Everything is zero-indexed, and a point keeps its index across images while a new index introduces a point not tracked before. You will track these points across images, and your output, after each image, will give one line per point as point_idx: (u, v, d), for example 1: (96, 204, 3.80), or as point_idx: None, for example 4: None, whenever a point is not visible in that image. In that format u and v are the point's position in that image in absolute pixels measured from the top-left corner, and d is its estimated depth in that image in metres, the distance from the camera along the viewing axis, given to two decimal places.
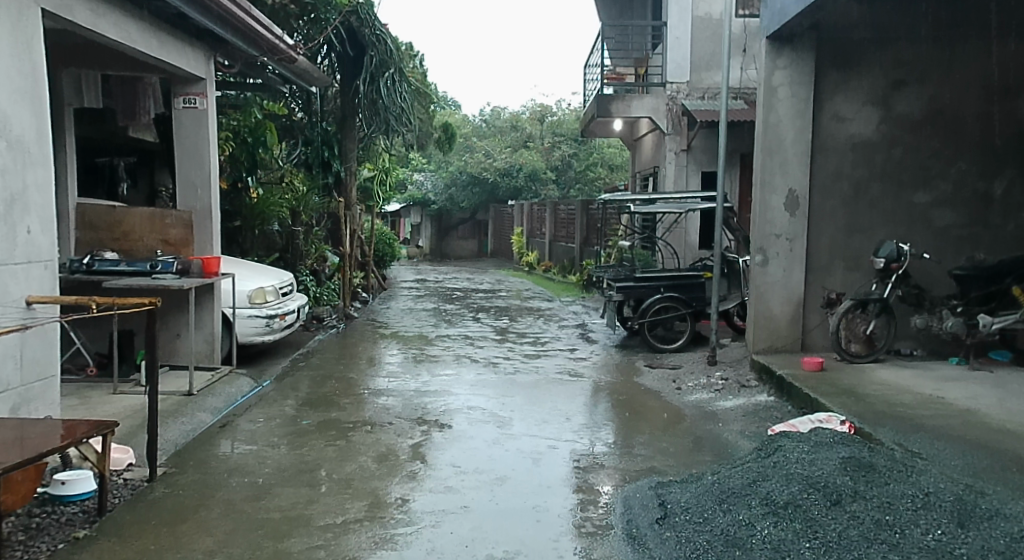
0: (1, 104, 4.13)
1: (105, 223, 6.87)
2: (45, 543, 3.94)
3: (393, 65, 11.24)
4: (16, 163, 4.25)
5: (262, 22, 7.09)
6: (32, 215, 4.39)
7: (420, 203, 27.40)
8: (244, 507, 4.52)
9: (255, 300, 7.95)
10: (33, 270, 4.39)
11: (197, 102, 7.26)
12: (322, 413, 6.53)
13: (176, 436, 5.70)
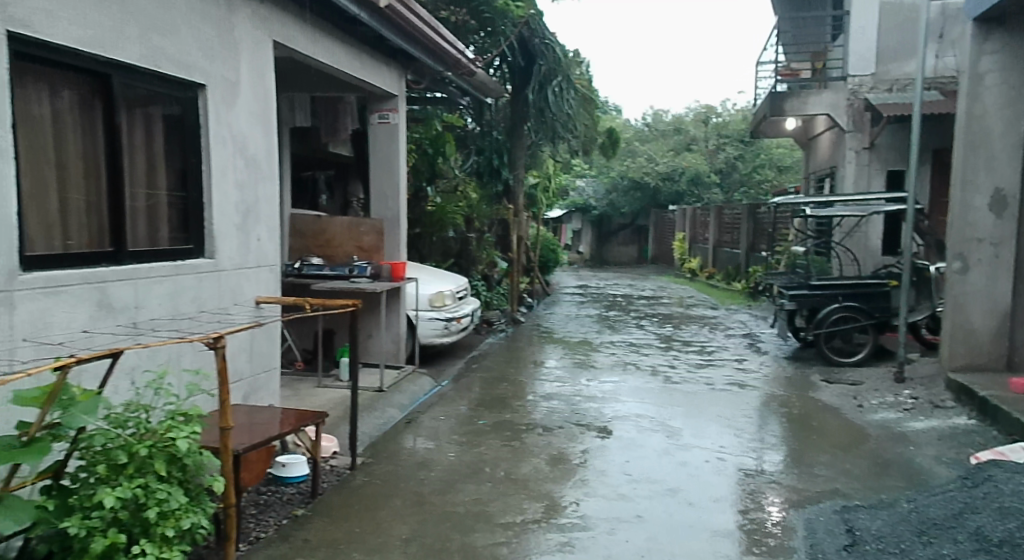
0: (241, 125, 4.45)
1: (312, 231, 7.52)
2: (272, 517, 4.40)
3: (562, 73, 11.26)
4: (251, 179, 4.57)
5: (448, 38, 7.48)
6: (262, 224, 4.71)
7: (581, 209, 27.52)
8: (432, 499, 4.79)
9: (434, 304, 8.40)
10: (261, 273, 4.73)
11: (390, 117, 7.75)
12: (496, 414, 6.78)
13: (370, 429, 6.15)
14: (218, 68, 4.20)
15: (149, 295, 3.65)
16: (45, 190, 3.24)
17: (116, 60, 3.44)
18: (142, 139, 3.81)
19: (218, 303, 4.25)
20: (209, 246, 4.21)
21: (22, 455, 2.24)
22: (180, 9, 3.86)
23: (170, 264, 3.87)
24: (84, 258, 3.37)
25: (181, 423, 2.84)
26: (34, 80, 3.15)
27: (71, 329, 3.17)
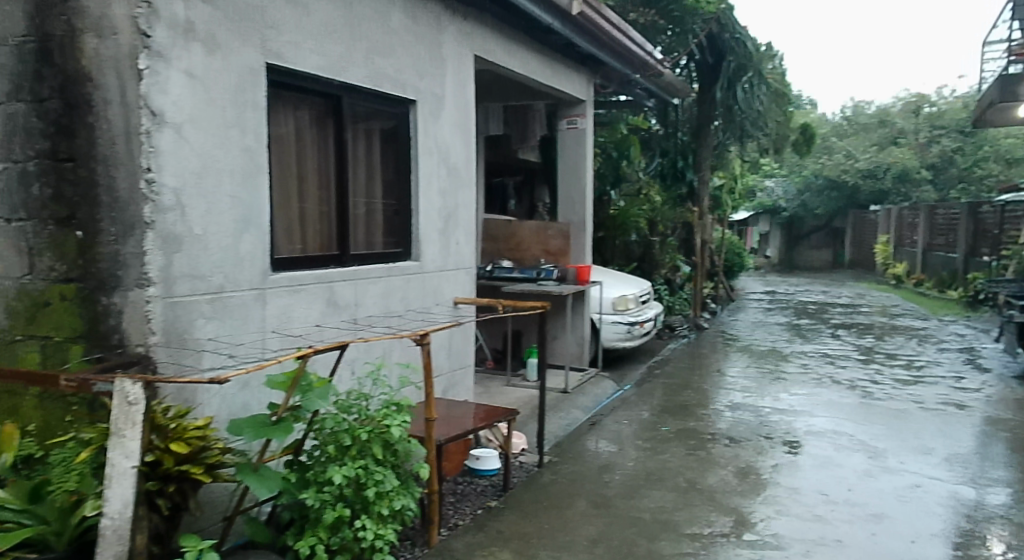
0: (446, 135, 4.75)
1: (503, 235, 7.79)
2: (469, 507, 4.59)
3: (752, 67, 10.76)
4: (453, 186, 4.86)
5: (637, 40, 7.47)
6: (460, 229, 4.99)
7: (770, 210, 26.36)
8: (619, 503, 4.80)
9: (618, 308, 8.41)
10: (459, 275, 5.00)
11: (578, 122, 7.89)
12: (680, 421, 6.69)
13: (556, 429, 6.30)
14: (427, 84, 4.52)
15: (366, 294, 4.01)
16: (289, 198, 3.66)
17: (345, 83, 3.81)
18: (363, 152, 4.18)
19: (423, 302, 4.56)
20: (415, 249, 4.54)
21: (273, 431, 2.55)
22: (397, 32, 4.20)
23: (384, 266, 4.21)
24: (316, 260, 3.77)
25: (394, 412, 3.06)
26: (281, 103, 3.56)
27: (307, 323, 3.57)
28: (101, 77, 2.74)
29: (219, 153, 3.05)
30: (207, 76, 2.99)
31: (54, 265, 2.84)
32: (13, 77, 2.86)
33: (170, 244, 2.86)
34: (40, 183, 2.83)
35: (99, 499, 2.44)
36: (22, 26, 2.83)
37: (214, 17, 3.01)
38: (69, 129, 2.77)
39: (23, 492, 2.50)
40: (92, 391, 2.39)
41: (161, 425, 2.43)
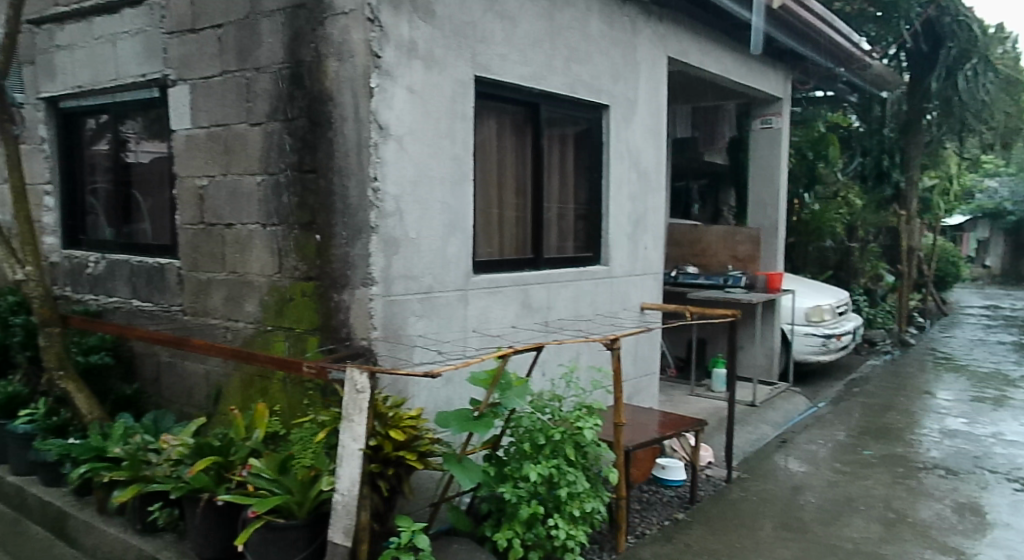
0: (638, 139, 4.72)
1: (688, 240, 7.62)
2: (655, 517, 4.53)
3: (977, 53, 9.63)
4: (643, 190, 4.81)
5: (843, 31, 7.00)
6: (649, 234, 4.93)
7: (990, 214, 23.72)
8: (818, 529, 4.53)
9: (812, 319, 7.95)
10: (646, 281, 4.94)
11: (773, 122, 7.55)
12: (884, 446, 6.20)
13: (744, 443, 6.06)
14: (621, 88, 4.53)
15: (558, 297, 4.10)
16: (489, 204, 3.82)
17: (545, 91, 3.93)
18: (558, 158, 4.28)
19: (611, 307, 4.58)
20: (605, 253, 4.55)
21: (476, 425, 2.68)
22: (594, 39, 4.28)
23: (574, 270, 4.28)
24: (512, 264, 3.91)
25: (586, 414, 3.11)
26: (485, 113, 3.73)
27: (503, 324, 3.71)
28: (340, 95, 3.06)
29: (432, 162, 3.26)
30: (425, 90, 3.21)
31: (299, 265, 3.28)
32: (272, 99, 3.30)
33: (390, 247, 3.10)
34: (290, 192, 3.28)
35: (332, 476, 2.73)
36: (282, 54, 3.25)
37: (433, 35, 3.23)
38: (313, 143, 3.17)
39: (274, 463, 2.78)
40: (328, 377, 2.69)
41: (381, 412, 2.65)
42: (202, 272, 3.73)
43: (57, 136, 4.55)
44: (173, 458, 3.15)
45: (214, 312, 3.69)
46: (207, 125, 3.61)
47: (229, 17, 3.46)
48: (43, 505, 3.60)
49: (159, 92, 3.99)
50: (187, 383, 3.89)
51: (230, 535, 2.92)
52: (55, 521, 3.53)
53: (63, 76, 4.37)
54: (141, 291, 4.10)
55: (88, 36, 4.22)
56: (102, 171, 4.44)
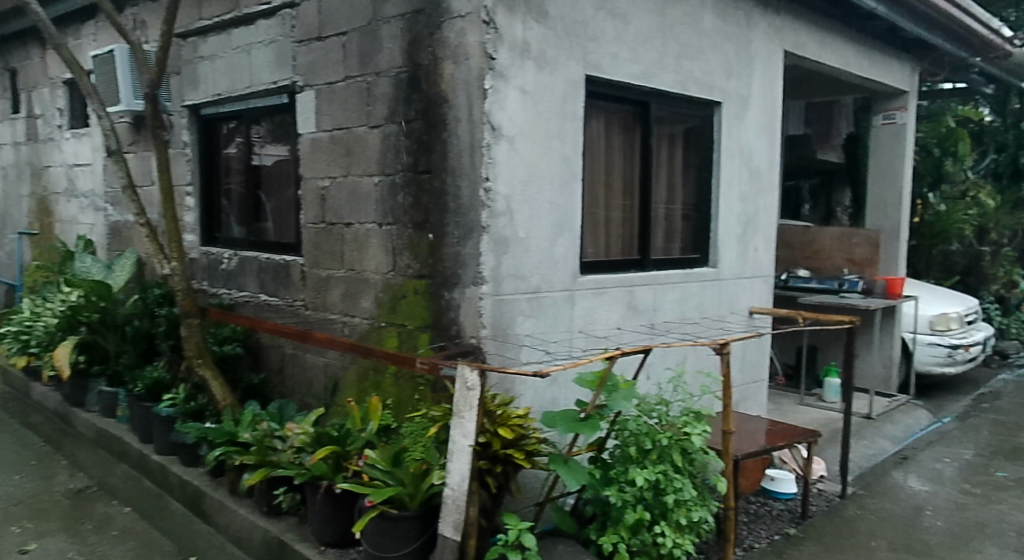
0: (750, 137, 4.58)
1: (800, 243, 7.33)
2: (763, 531, 4.37)
3: None
4: (754, 190, 4.66)
5: (979, 18, 6.53)
6: (759, 235, 4.76)
7: None
8: (943, 553, 4.26)
9: (937, 328, 7.48)
10: (756, 284, 4.78)
11: (897, 117, 7.12)
12: (1018, 467, 5.77)
13: (859, 458, 5.78)
14: (734, 85, 4.41)
15: (664, 299, 4.03)
16: (596, 204, 3.80)
17: (656, 89, 3.88)
18: (667, 157, 4.21)
19: (719, 311, 4.46)
20: (713, 255, 4.43)
21: (582, 426, 2.67)
22: (707, 34, 4.18)
23: (682, 271, 4.19)
24: (619, 265, 3.88)
25: (694, 420, 3.04)
26: (595, 112, 3.72)
27: (609, 325, 3.69)
28: (454, 97, 3.12)
29: (542, 162, 3.27)
30: (538, 90, 3.22)
31: (412, 264, 3.38)
32: (391, 103, 3.41)
33: (500, 247, 3.14)
34: (405, 193, 3.38)
35: (442, 471, 2.78)
36: (400, 59, 3.35)
37: (546, 35, 3.24)
38: (428, 145, 3.24)
39: (388, 455, 2.85)
40: (440, 373, 2.75)
41: (490, 410, 2.71)
42: (322, 268, 3.89)
43: (199, 141, 4.87)
44: (296, 446, 3.31)
45: (333, 308, 3.84)
46: (330, 129, 3.76)
47: (353, 24, 3.58)
48: (182, 484, 3.85)
49: (289, 98, 4.15)
50: (308, 375, 4.09)
51: (347, 522, 3.05)
52: (191, 499, 3.77)
53: (205, 85, 4.65)
54: (268, 287, 4.32)
55: (227, 47, 4.46)
56: (236, 174, 4.70)
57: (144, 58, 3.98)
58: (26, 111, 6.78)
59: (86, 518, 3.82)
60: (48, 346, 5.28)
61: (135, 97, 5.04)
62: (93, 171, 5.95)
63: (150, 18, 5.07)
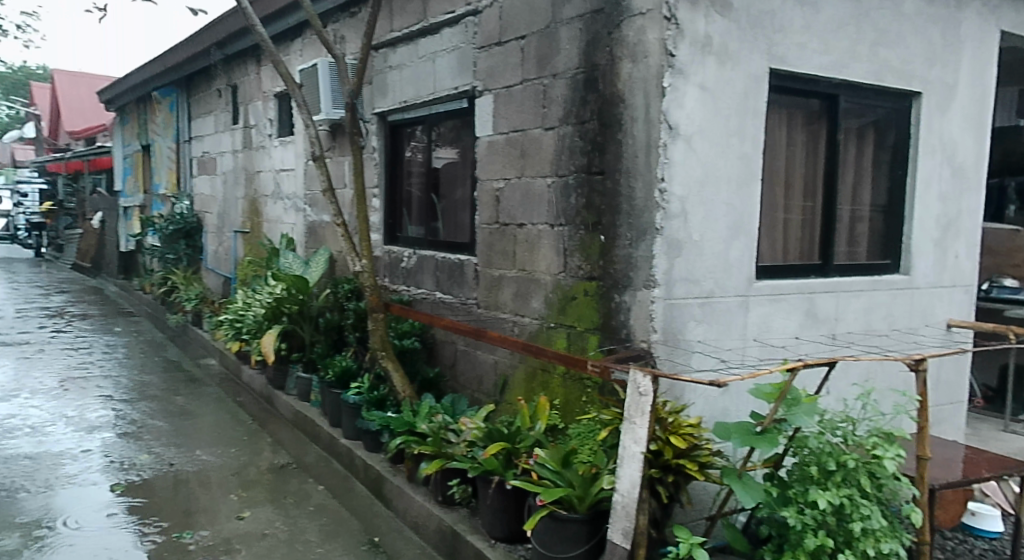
0: (954, 131, 4.15)
1: (1006, 249, 6.61)
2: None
3: None
4: (957, 189, 4.22)
5: None
6: (961, 240, 4.31)
7: None
8: None
9: None
10: (955, 294, 4.33)
11: None
12: None
13: None
14: (937, 73, 4.02)
15: (848, 308, 3.75)
16: (775, 205, 3.60)
17: (847, 81, 3.62)
18: (855, 154, 3.91)
19: (911, 323, 4.08)
20: (906, 262, 4.07)
21: (759, 440, 2.53)
22: (908, 19, 3.85)
23: (869, 278, 3.88)
24: (799, 270, 3.66)
25: (885, 441, 2.77)
26: (778, 108, 3.53)
27: (787, 334, 3.48)
28: (631, 96, 3.08)
29: (720, 161, 3.15)
30: (718, 86, 3.10)
31: (583, 264, 3.37)
32: (567, 104, 3.42)
33: (674, 249, 3.05)
34: (578, 194, 3.38)
35: (611, 475, 2.78)
36: (577, 60, 3.35)
37: (729, 28, 3.11)
38: (602, 145, 3.22)
39: (558, 456, 2.87)
40: (611, 377, 2.73)
41: (661, 417, 2.66)
42: (495, 268, 3.97)
43: (385, 146, 5.14)
44: (469, 440, 3.41)
45: (504, 307, 3.91)
46: (506, 131, 3.83)
47: (533, 28, 3.63)
48: (367, 467, 4.09)
49: (469, 102, 4.28)
50: (479, 371, 4.20)
51: (518, 519, 3.10)
52: (374, 483, 3.99)
53: (393, 93, 4.90)
54: (443, 285, 4.48)
55: (414, 56, 4.67)
56: (417, 177, 4.91)
57: (345, 70, 4.29)
58: (243, 122, 7.49)
59: (286, 492, 4.13)
60: (256, 334, 5.78)
61: (334, 107, 5.42)
62: (296, 175, 6.46)
63: (348, 33, 5.44)
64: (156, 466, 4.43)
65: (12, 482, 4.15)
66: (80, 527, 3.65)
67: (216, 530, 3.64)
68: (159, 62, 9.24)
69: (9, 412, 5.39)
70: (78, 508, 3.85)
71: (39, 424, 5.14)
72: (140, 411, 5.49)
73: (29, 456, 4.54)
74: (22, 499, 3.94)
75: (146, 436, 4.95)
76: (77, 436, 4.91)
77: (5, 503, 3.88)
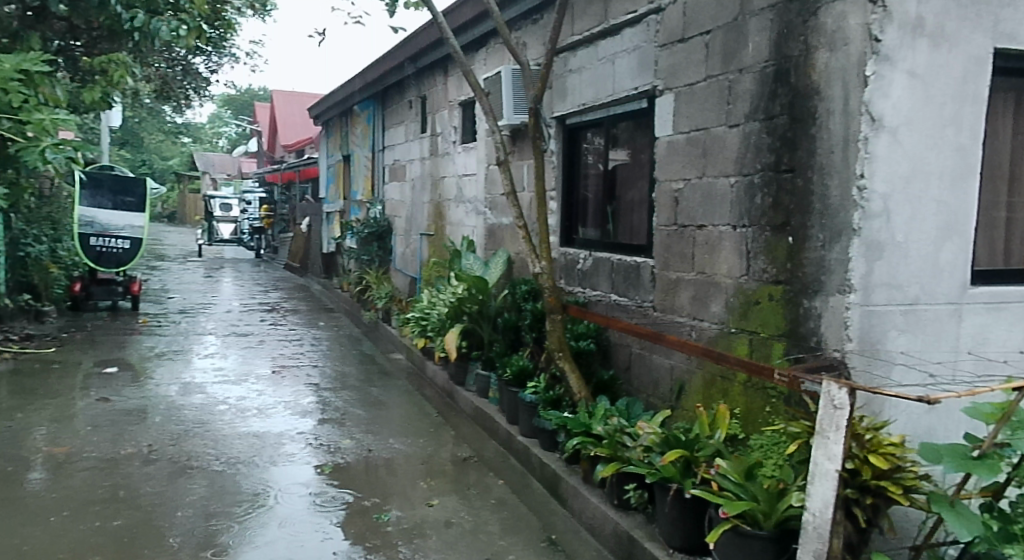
0: None
1: None
2: None
3: None
4: None
5: None
6: None
7: None
8: None
9: None
10: None
11: None
12: None
13: None
14: None
15: None
16: (996, 204, 3.22)
17: None
18: None
19: None
20: None
21: (975, 466, 2.27)
22: None
23: None
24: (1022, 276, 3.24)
25: None
26: (1003, 93, 3.15)
27: (1008, 348, 3.10)
28: (828, 88, 2.88)
29: (931, 155, 2.87)
30: (929, 72, 2.83)
31: (768, 268, 3.20)
32: (754, 100, 3.26)
33: (874, 252, 2.82)
34: (764, 194, 3.21)
35: (800, 492, 2.61)
36: (767, 53, 3.19)
37: (946, 7, 2.82)
38: (793, 142, 3.04)
39: (741, 468, 2.75)
40: (801, 388, 2.57)
41: (858, 433, 2.47)
42: (672, 271, 3.87)
43: (563, 149, 5.19)
44: (645, 445, 3.34)
45: (682, 311, 3.80)
46: (688, 130, 3.72)
47: (718, 22, 3.50)
48: (543, 466, 4.13)
49: (648, 102, 4.21)
50: (655, 375, 4.11)
51: (698, 530, 3.00)
52: (550, 482, 4.02)
53: (572, 96, 4.92)
54: (619, 287, 4.44)
55: (594, 58, 4.66)
56: (594, 179, 4.90)
57: (531, 76, 4.37)
58: (430, 130, 7.85)
59: (470, 484, 4.26)
60: (439, 331, 6.03)
61: (515, 113, 5.54)
62: (477, 179, 6.68)
63: (531, 39, 5.55)
64: (357, 450, 4.74)
65: (243, 455, 4.61)
66: (294, 501, 3.97)
67: (410, 514, 3.83)
68: (359, 78, 9.92)
69: (238, 393, 6.00)
70: (293, 484, 4.20)
71: (262, 405, 5.68)
72: (341, 399, 5.91)
73: (255, 434, 5.02)
74: (250, 471, 4.36)
75: (347, 422, 5.31)
76: (291, 419, 5.36)
77: (236, 474, 4.32)
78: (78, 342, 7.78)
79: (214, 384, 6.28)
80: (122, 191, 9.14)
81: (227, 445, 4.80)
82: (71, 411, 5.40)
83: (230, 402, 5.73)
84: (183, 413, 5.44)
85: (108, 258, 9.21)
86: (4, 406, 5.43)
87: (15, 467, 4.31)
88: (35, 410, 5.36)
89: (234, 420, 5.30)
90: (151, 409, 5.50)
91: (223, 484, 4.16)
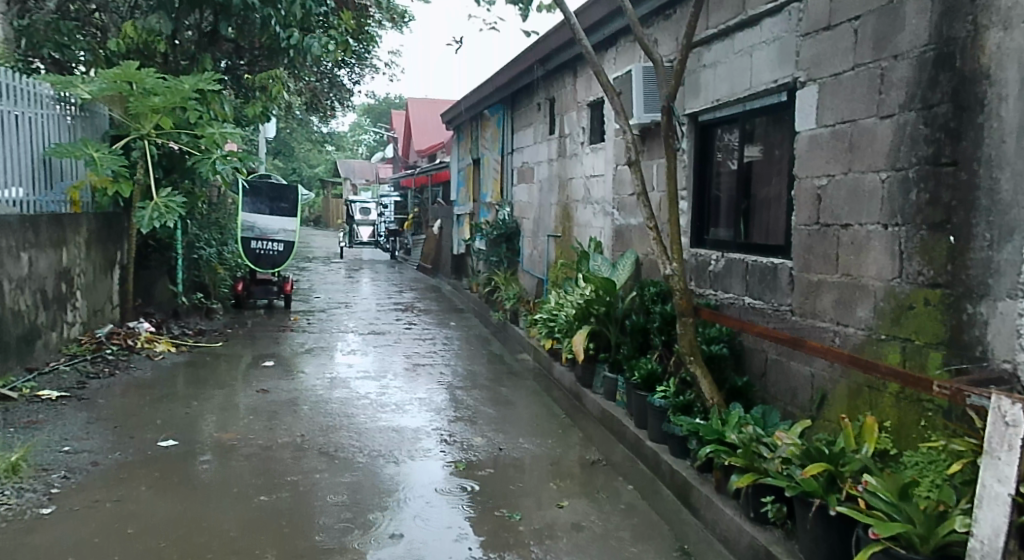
0: None
1: None
2: None
3: None
4: None
5: None
6: None
7: None
8: None
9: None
10: None
11: None
12: None
13: None
14: None
15: None
16: None
17: None
18: None
19: None
20: None
21: None
22: None
23: None
24: None
25: None
26: None
27: None
28: (1000, 71, 2.64)
29: None
30: None
31: (924, 270, 2.95)
32: (910, 88, 3.02)
33: None
34: (920, 189, 2.97)
35: (964, 516, 2.40)
36: (926, 36, 2.94)
37: None
38: (956, 132, 2.80)
39: (895, 487, 2.56)
40: (966, 402, 2.33)
41: None
42: (814, 273, 3.65)
43: (696, 147, 5.03)
44: (784, 456, 3.17)
45: (823, 316, 3.58)
46: (833, 123, 3.50)
47: (869, 7, 3.27)
48: (673, 473, 4.00)
49: (788, 95, 4.00)
50: (793, 384, 3.90)
51: (844, 551, 2.79)
52: (682, 489, 3.89)
53: (706, 92, 4.76)
54: (754, 289, 4.24)
55: (730, 51, 4.48)
56: (727, 178, 4.72)
57: (665, 72, 4.26)
58: (559, 132, 7.84)
59: (599, 488, 4.20)
60: (567, 333, 5.99)
61: (646, 111, 5.43)
62: (606, 180, 6.59)
63: (664, 36, 5.43)
64: (488, 448, 4.79)
65: (384, 448, 4.76)
66: (431, 494, 4.06)
67: (540, 515, 3.81)
68: (490, 82, 10.08)
69: (380, 389, 6.22)
70: (430, 478, 4.29)
71: (401, 401, 5.85)
72: (472, 398, 5.99)
73: (395, 429, 5.18)
74: (392, 464, 4.50)
75: (479, 420, 5.38)
76: (428, 416, 5.49)
77: (378, 466, 4.47)
78: (240, 336, 8.33)
79: (357, 379, 6.55)
80: (278, 198, 9.71)
81: (369, 438, 4.97)
82: (235, 400, 5.78)
83: (372, 397, 5.95)
84: (330, 406, 5.70)
85: (265, 259, 9.81)
86: (181, 393, 5.89)
87: (188, 450, 4.65)
88: (207, 399, 5.78)
89: (376, 415, 5.49)
90: (302, 401, 5.80)
91: (366, 475, 4.31)
